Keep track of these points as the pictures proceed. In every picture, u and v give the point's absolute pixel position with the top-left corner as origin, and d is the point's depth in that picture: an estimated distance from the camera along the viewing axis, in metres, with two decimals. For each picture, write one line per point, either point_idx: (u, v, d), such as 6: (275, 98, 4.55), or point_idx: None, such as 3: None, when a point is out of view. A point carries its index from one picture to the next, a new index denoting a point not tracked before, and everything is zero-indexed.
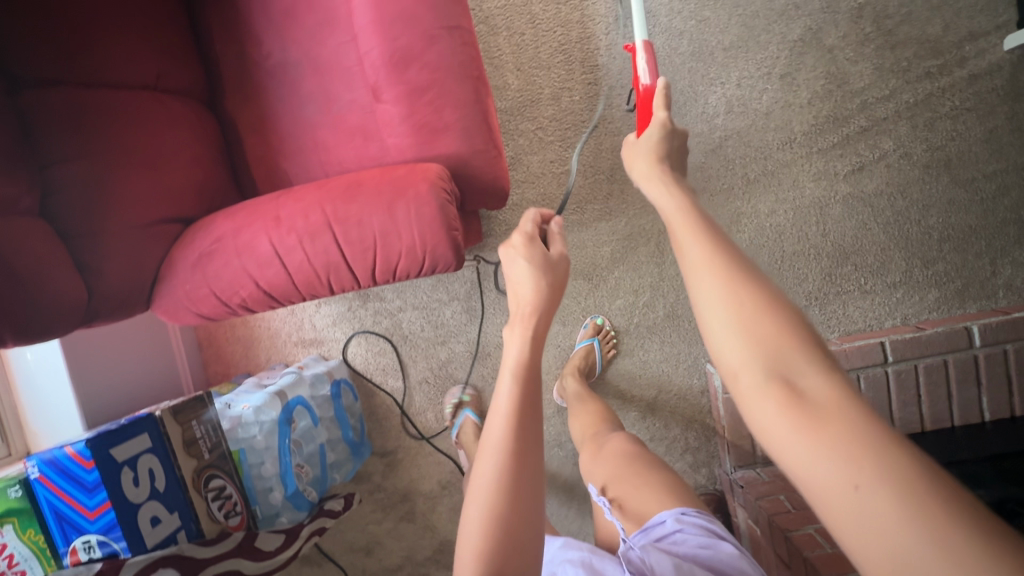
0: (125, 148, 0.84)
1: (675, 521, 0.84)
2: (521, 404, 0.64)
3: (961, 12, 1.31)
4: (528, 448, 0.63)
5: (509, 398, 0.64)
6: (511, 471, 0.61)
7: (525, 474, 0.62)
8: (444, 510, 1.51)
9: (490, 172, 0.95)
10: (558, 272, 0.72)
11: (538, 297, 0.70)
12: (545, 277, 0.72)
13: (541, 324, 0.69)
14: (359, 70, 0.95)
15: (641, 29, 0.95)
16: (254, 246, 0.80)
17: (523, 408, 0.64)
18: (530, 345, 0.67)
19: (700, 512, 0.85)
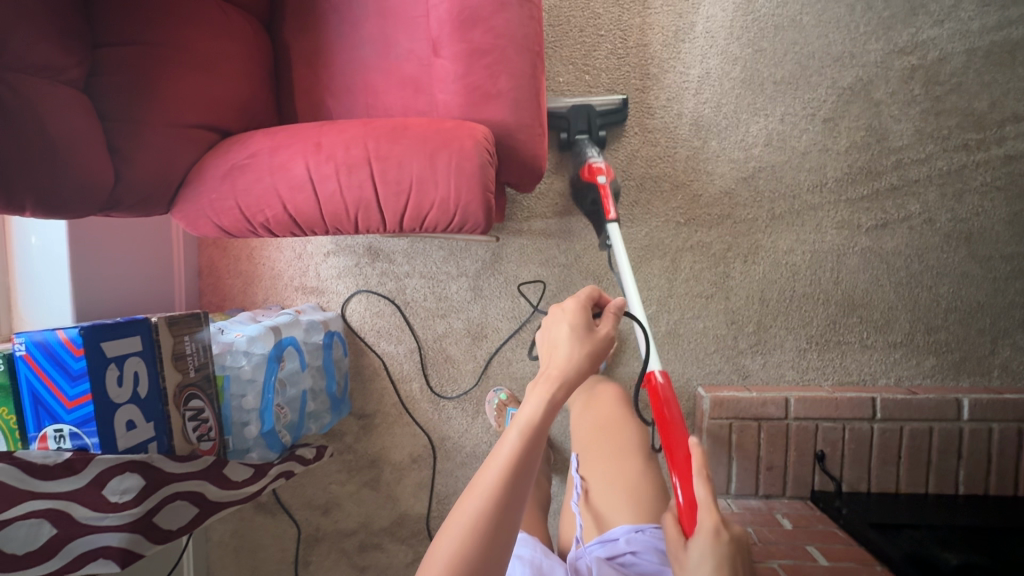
0: (178, 43, 0.82)
1: (629, 544, 0.81)
2: (522, 459, 0.64)
3: (1008, 93, 1.33)
4: (511, 504, 0.62)
5: (511, 454, 0.64)
6: (489, 528, 0.59)
7: (500, 536, 0.60)
8: (410, 484, 1.49)
9: (531, 148, 0.96)
10: (596, 349, 0.72)
11: (568, 367, 0.69)
12: (582, 348, 0.71)
13: (565, 395, 0.69)
14: (424, 22, 0.95)
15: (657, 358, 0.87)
16: (290, 167, 0.79)
17: (518, 476, 0.63)
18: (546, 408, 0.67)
19: (657, 528, 0.83)
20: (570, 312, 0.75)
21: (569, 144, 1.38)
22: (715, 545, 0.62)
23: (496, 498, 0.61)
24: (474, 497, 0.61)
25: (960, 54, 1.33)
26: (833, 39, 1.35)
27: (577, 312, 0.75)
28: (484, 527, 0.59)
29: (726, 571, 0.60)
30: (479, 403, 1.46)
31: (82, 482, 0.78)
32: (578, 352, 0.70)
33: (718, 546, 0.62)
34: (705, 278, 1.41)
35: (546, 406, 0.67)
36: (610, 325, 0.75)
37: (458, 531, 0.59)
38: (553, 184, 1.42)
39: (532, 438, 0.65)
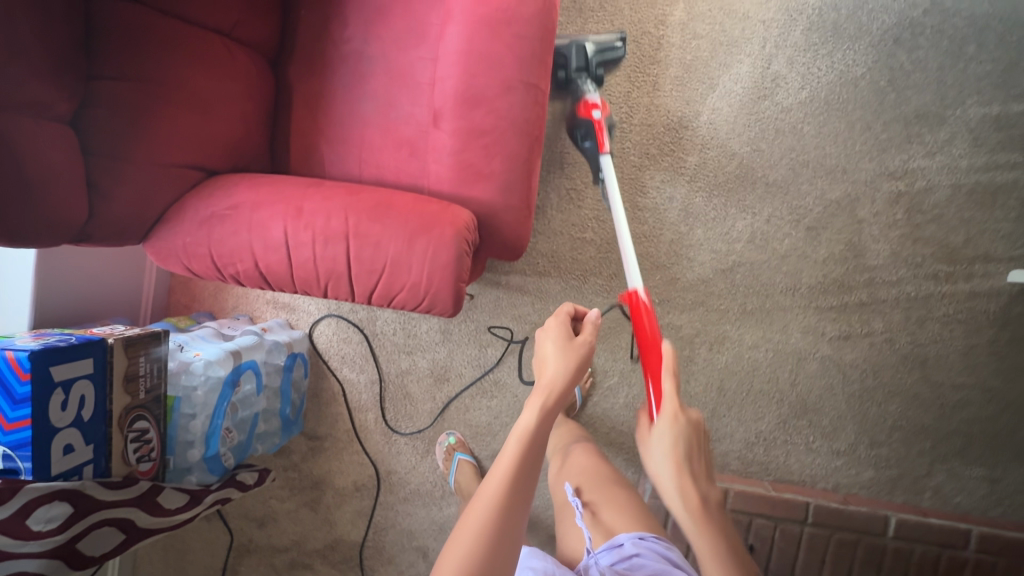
0: (176, 82, 0.82)
1: (632, 546, 0.83)
2: (520, 469, 0.66)
3: (985, 232, 1.37)
4: (506, 536, 0.62)
5: (511, 461, 0.67)
6: (495, 532, 0.61)
7: (507, 541, 0.62)
8: (349, 510, 1.50)
9: (515, 229, 0.97)
10: (581, 360, 0.78)
11: (558, 376, 0.75)
12: (569, 363, 0.78)
13: (558, 403, 0.74)
14: (428, 89, 0.95)
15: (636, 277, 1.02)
16: (267, 228, 0.79)
17: (510, 502, 0.64)
18: (541, 418, 0.71)
19: (658, 540, 0.85)
20: (553, 327, 0.83)
21: (565, 86, 1.30)
22: (674, 428, 0.75)
23: (502, 505, 0.63)
24: (478, 508, 0.63)
25: (946, 188, 1.37)
26: (829, 152, 1.38)
27: (557, 331, 0.82)
28: (491, 532, 0.61)
29: (682, 460, 0.73)
30: (430, 443, 1.48)
31: (8, 512, 0.80)
32: (563, 363, 0.77)
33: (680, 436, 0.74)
34: None
35: (541, 414, 0.71)
36: (590, 332, 0.82)
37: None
38: (537, 244, 1.43)
39: (524, 465, 0.67)
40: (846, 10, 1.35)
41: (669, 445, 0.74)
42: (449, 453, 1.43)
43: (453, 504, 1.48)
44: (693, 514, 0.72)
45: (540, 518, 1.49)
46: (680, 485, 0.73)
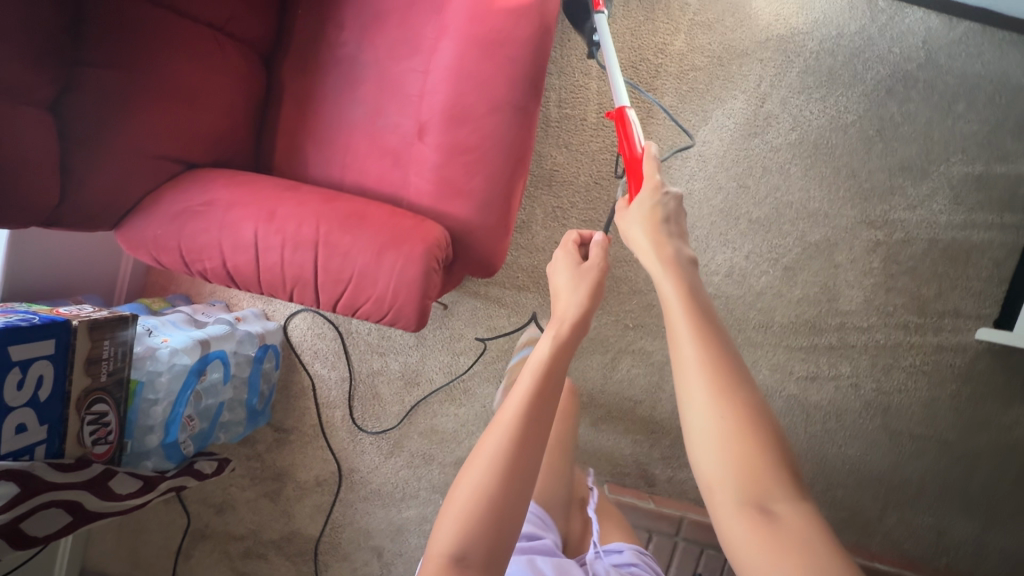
0: (161, 74, 0.82)
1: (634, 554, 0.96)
2: (536, 396, 0.70)
3: (957, 288, 1.39)
4: (532, 442, 0.68)
5: (527, 391, 0.71)
6: (511, 461, 0.66)
7: (523, 463, 0.66)
8: (309, 505, 1.50)
9: (490, 248, 0.98)
10: (594, 284, 0.84)
11: (571, 305, 0.81)
12: (584, 288, 0.83)
13: (571, 334, 0.78)
14: (417, 101, 0.95)
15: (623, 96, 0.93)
16: (238, 229, 0.79)
17: (534, 404, 0.70)
18: (556, 349, 0.76)
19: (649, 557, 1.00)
20: (561, 257, 0.91)
21: None
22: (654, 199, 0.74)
23: (519, 427, 0.68)
24: (495, 437, 0.67)
25: (922, 241, 1.39)
26: (813, 195, 1.40)
27: (572, 262, 0.89)
28: (507, 457, 0.66)
29: (656, 223, 0.72)
30: (395, 445, 1.48)
31: None
32: (577, 291, 0.83)
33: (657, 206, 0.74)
34: (640, 383, 1.46)
35: (555, 344, 0.76)
36: (597, 250, 0.89)
37: (479, 472, 0.65)
38: (518, 257, 1.44)
39: (546, 373, 0.73)
40: (843, 57, 1.36)
41: (645, 209, 0.74)
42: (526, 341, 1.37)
43: (412, 508, 1.49)
44: (678, 288, 0.64)
45: None
46: (662, 267, 0.68)
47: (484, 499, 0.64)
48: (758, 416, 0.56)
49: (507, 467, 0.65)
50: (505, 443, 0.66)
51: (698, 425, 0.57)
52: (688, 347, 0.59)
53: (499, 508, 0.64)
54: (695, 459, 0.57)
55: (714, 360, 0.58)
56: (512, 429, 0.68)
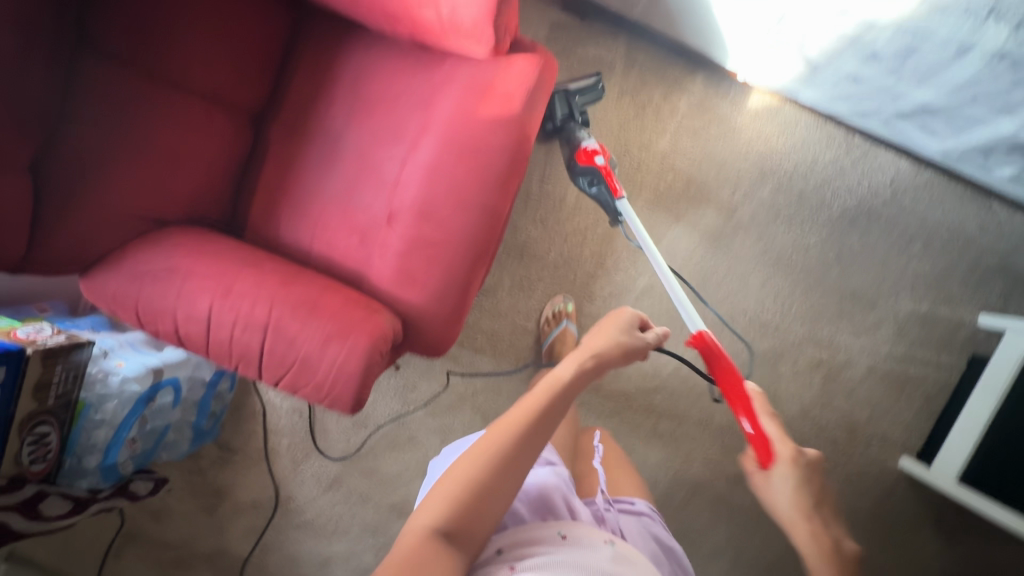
0: (144, 139, 0.85)
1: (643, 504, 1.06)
2: (545, 411, 0.76)
3: (886, 415, 1.46)
4: (525, 447, 0.73)
5: (534, 407, 0.76)
6: (502, 461, 0.71)
7: (513, 459, 0.71)
8: (242, 525, 1.54)
9: (440, 335, 1.02)
10: (634, 342, 0.88)
11: (606, 346, 0.85)
12: (623, 343, 0.87)
13: (594, 366, 0.82)
14: (391, 188, 1.00)
15: (695, 323, 1.10)
16: (193, 301, 0.84)
17: (543, 412, 0.76)
18: (577, 374, 0.80)
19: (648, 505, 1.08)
20: (620, 316, 0.91)
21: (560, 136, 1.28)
22: (793, 466, 0.83)
23: (515, 436, 0.72)
24: (496, 436, 0.72)
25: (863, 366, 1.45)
26: (768, 307, 1.46)
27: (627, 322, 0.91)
28: (499, 456, 0.71)
29: (803, 482, 0.82)
30: (334, 480, 1.53)
31: None
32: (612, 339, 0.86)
33: (794, 466, 0.83)
34: None
35: (577, 369, 0.81)
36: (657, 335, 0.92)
37: (483, 458, 0.70)
38: (480, 320, 1.48)
39: (562, 392, 0.78)
40: (814, 183, 1.43)
41: (795, 462, 0.83)
42: (556, 319, 1.44)
43: (341, 542, 1.53)
44: (811, 529, 0.77)
45: None
46: (794, 508, 0.79)
47: (480, 480, 0.69)
48: None
49: (505, 455, 0.71)
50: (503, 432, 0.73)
51: None
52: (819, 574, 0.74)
53: (488, 492, 0.69)
54: None
55: None
56: (516, 429, 0.73)
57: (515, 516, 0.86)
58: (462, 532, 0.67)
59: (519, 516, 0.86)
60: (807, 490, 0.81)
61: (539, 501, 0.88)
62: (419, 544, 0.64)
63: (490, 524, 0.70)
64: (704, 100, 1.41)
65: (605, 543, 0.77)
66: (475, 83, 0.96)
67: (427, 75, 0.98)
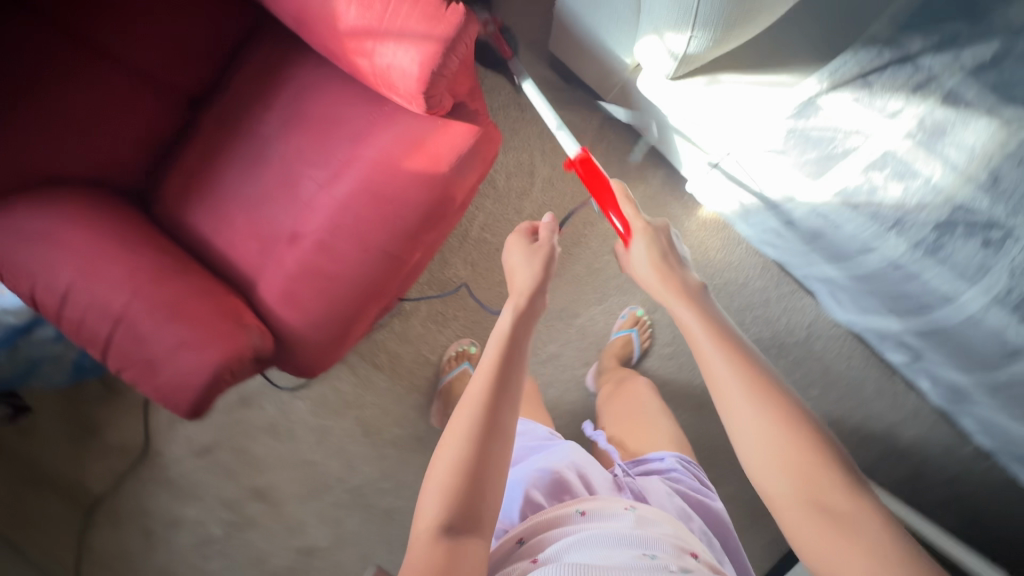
0: (57, 100, 0.87)
1: (672, 460, 1.07)
2: (500, 360, 0.77)
3: None
4: (502, 409, 0.71)
5: (493, 357, 0.78)
6: (481, 428, 0.69)
7: (494, 430, 0.69)
8: (101, 466, 1.55)
9: (312, 360, 1.03)
10: (546, 258, 0.95)
11: (528, 278, 0.92)
12: (539, 263, 0.95)
13: (530, 304, 0.88)
14: (302, 206, 1.00)
15: (569, 141, 0.98)
16: (57, 273, 0.84)
17: (500, 381, 0.75)
18: (518, 317, 0.85)
19: (691, 463, 1.08)
20: (515, 237, 1.00)
21: None
22: (643, 233, 0.87)
23: (485, 394, 0.72)
24: (467, 406, 0.71)
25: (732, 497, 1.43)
26: None
27: (528, 231, 1.02)
28: (476, 426, 0.69)
29: (664, 269, 0.84)
30: (205, 448, 1.55)
31: None
32: (533, 260, 0.95)
33: (645, 236, 0.87)
34: None
35: (517, 315, 0.85)
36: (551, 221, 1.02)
37: (458, 439, 0.67)
38: (387, 340, 1.51)
39: (509, 340, 0.81)
40: (737, 304, 1.45)
41: (647, 245, 0.86)
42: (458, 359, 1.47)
43: (194, 509, 1.55)
44: (704, 325, 0.75)
45: (263, 561, 1.54)
46: (679, 301, 0.79)
47: (466, 462, 0.65)
48: (817, 439, 0.64)
49: (483, 429, 0.69)
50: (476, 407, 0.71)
51: (780, 480, 0.64)
52: (718, 366, 0.70)
53: (481, 469, 0.66)
54: (803, 550, 0.62)
55: (766, 396, 0.67)
56: (484, 400, 0.71)
57: (535, 504, 0.89)
58: (472, 525, 0.62)
59: (536, 503, 0.89)
60: (690, 287, 0.82)
61: (559, 484, 0.92)
62: (429, 544, 0.60)
63: (495, 504, 0.66)
64: (657, 194, 1.42)
65: (624, 509, 0.80)
66: (408, 134, 0.97)
67: (364, 111, 0.99)
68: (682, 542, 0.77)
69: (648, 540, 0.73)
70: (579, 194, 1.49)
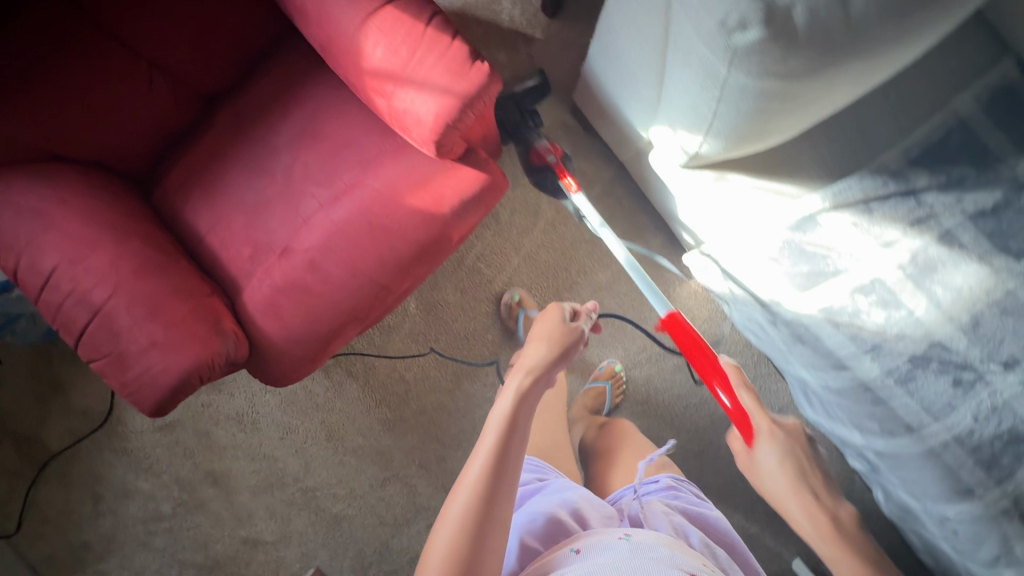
0: (72, 82, 0.87)
1: (666, 480, 1.08)
2: (500, 445, 0.74)
3: None
4: (496, 499, 0.70)
5: (491, 444, 0.74)
6: (474, 518, 0.67)
7: (485, 522, 0.68)
8: (63, 424, 1.56)
9: (284, 370, 1.03)
10: (563, 338, 0.96)
11: (536, 356, 0.91)
12: (554, 344, 0.94)
13: (534, 382, 0.85)
14: (300, 221, 1.01)
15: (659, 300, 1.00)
16: (41, 253, 0.84)
17: (501, 458, 0.73)
18: (520, 399, 0.82)
19: (690, 487, 1.10)
20: (545, 316, 1.01)
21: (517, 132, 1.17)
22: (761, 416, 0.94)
23: (480, 482, 0.70)
24: (460, 493, 0.70)
25: None
26: None
27: (554, 311, 1.02)
28: (470, 516, 0.67)
29: (797, 466, 1.04)
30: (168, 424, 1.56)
31: None
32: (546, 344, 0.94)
33: (771, 440, 1.02)
34: (395, 511, 1.53)
35: (517, 396, 0.82)
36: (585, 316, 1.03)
37: (449, 528, 0.67)
38: (366, 350, 1.52)
39: (511, 421, 0.78)
40: None
41: (778, 454, 1.03)
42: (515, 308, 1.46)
43: (147, 482, 1.56)
44: None
45: (206, 544, 1.55)
46: None
47: (460, 554, 0.65)
48: None
49: (475, 520, 0.67)
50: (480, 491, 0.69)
51: None
52: None
53: (470, 561, 0.65)
54: None
55: None
56: (478, 489, 0.70)
57: (530, 551, 0.89)
58: None
59: (534, 550, 0.89)
60: None
61: (557, 526, 0.91)
62: None
63: None
64: (656, 256, 1.43)
65: (618, 539, 0.80)
66: (416, 172, 0.98)
67: (377, 140, 1.00)
68: (680, 559, 0.76)
69: (646, 562, 0.73)
70: (580, 240, 1.50)
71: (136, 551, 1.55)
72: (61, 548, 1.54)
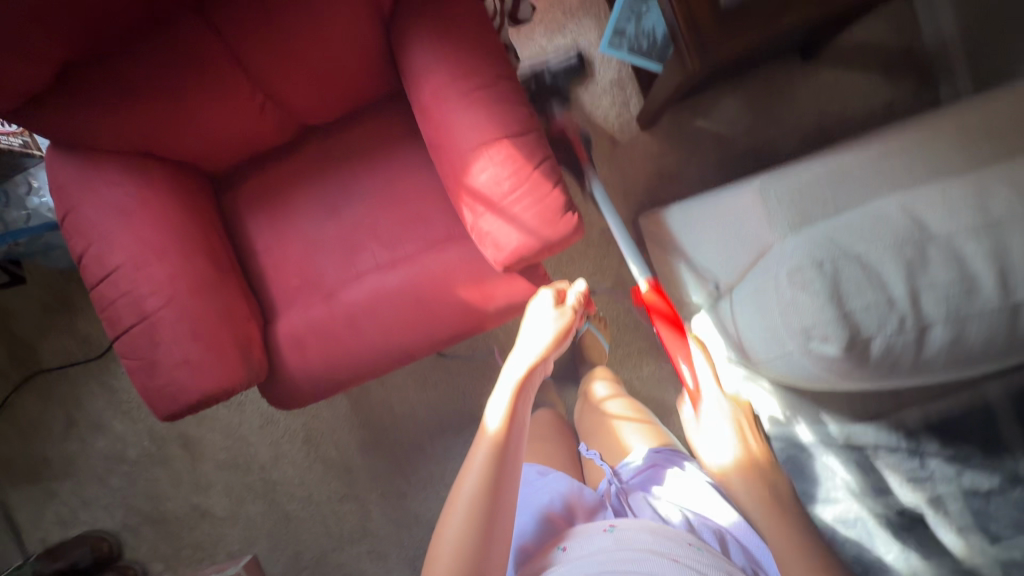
0: (185, 96, 0.88)
1: (644, 457, 0.94)
2: (505, 444, 0.67)
3: None
4: (501, 504, 0.64)
5: (494, 442, 0.67)
6: (479, 521, 0.62)
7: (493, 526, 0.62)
8: (61, 343, 1.58)
9: (289, 401, 1.05)
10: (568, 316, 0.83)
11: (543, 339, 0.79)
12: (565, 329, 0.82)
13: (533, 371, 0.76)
14: (355, 271, 1.04)
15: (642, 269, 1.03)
16: (116, 247, 0.88)
17: (501, 459, 0.66)
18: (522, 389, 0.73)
19: (675, 451, 0.96)
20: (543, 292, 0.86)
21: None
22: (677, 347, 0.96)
23: (486, 484, 0.63)
24: (465, 487, 0.64)
25: None
26: None
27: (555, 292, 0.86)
28: (478, 516, 0.62)
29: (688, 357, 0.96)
30: None
31: None
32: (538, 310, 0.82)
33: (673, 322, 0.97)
34: (342, 528, 1.57)
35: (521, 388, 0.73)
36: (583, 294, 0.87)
37: (454, 528, 0.61)
38: None
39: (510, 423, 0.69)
40: None
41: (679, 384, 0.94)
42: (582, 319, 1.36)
43: (122, 424, 1.59)
44: None
45: (157, 497, 1.59)
46: None
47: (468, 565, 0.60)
48: None
49: (482, 524, 0.62)
50: (475, 519, 0.61)
51: None
52: None
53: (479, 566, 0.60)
54: None
55: None
56: (483, 486, 0.64)
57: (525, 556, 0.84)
58: None
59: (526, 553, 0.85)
60: None
61: (543, 528, 0.86)
62: None
63: None
64: (664, 380, 1.43)
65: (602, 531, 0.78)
66: (476, 267, 1.00)
67: (448, 223, 1.04)
68: (663, 544, 0.74)
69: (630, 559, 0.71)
70: None
71: (90, 482, 1.59)
72: (23, 456, 1.59)
